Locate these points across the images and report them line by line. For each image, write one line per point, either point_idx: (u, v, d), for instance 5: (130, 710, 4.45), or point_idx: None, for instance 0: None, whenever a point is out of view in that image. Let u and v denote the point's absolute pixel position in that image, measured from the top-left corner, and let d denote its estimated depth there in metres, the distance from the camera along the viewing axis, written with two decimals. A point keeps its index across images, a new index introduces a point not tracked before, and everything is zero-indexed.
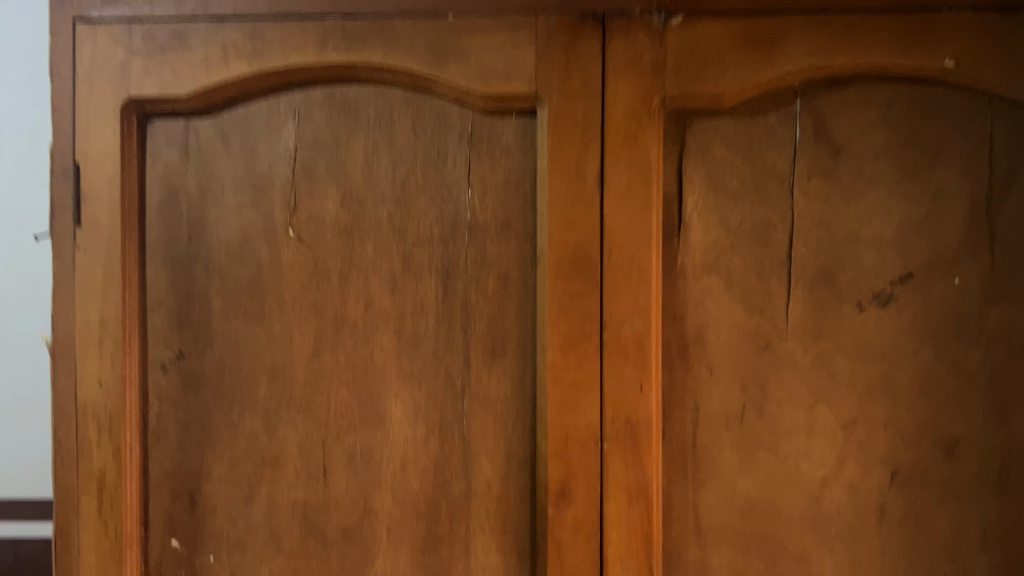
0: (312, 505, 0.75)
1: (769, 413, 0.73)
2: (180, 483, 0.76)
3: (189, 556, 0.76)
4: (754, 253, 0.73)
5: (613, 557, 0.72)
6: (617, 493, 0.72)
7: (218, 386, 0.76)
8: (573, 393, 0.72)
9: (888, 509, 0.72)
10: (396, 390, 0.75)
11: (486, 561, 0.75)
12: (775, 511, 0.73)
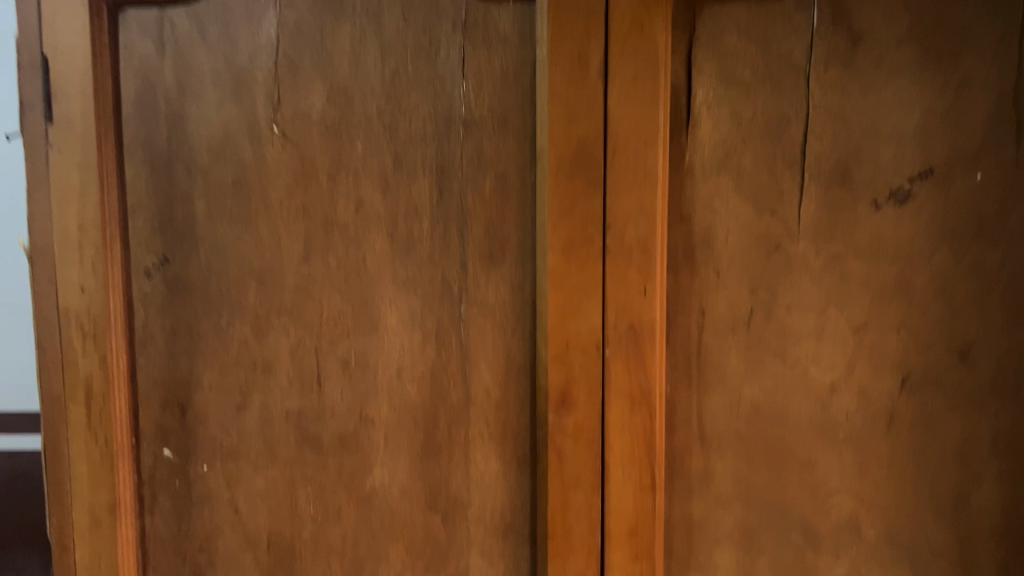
0: (306, 413, 0.73)
1: (778, 318, 0.70)
2: (171, 392, 0.74)
3: (182, 465, 0.74)
4: (766, 149, 0.69)
5: (615, 464, 0.70)
6: (619, 399, 0.70)
7: (204, 292, 0.73)
8: (574, 298, 0.69)
9: (898, 415, 0.70)
10: (391, 296, 0.72)
11: (486, 469, 0.73)
12: (782, 416, 0.71)
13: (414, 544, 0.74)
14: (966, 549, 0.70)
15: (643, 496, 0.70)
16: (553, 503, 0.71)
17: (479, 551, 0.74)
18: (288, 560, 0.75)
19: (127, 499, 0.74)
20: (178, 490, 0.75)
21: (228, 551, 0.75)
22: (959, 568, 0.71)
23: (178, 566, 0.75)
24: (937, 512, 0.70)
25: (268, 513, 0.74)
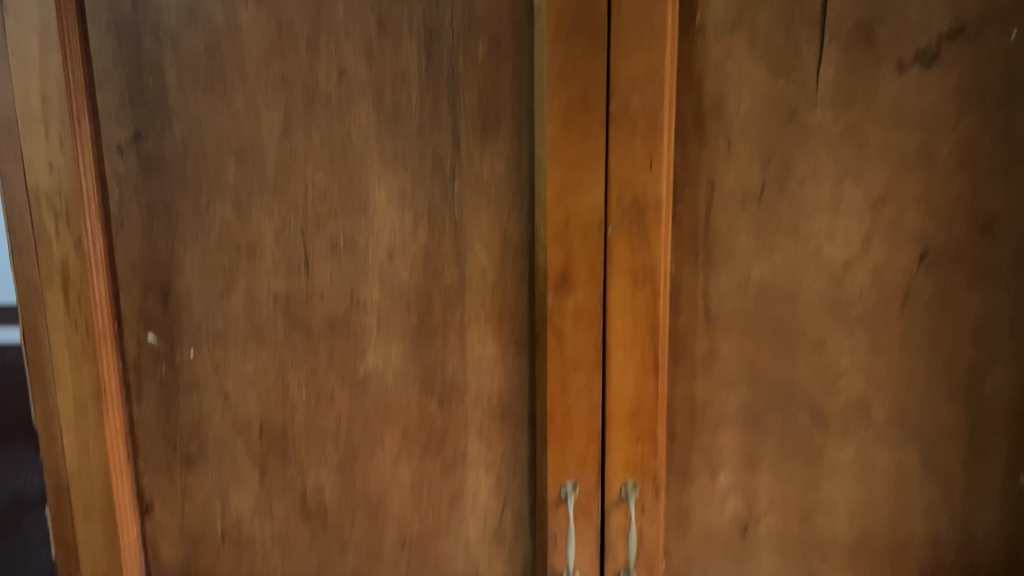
0: (294, 298, 0.70)
1: (791, 191, 0.66)
2: (151, 276, 0.71)
3: (167, 351, 0.72)
4: (785, 5, 0.63)
5: (617, 345, 0.68)
6: (622, 278, 0.67)
7: (181, 170, 0.68)
8: (575, 172, 0.65)
9: (914, 292, 0.67)
10: (380, 172, 0.68)
11: (483, 353, 0.71)
12: (793, 295, 0.68)
13: (410, 429, 0.72)
14: (977, 426, 0.69)
15: (646, 378, 0.68)
16: (552, 386, 0.69)
17: (477, 436, 0.72)
18: (282, 446, 0.73)
19: (112, 387, 0.72)
20: (164, 378, 0.72)
21: (219, 438, 0.73)
22: (968, 446, 0.70)
23: (169, 455, 0.74)
24: (949, 391, 0.69)
25: (259, 399, 0.72)
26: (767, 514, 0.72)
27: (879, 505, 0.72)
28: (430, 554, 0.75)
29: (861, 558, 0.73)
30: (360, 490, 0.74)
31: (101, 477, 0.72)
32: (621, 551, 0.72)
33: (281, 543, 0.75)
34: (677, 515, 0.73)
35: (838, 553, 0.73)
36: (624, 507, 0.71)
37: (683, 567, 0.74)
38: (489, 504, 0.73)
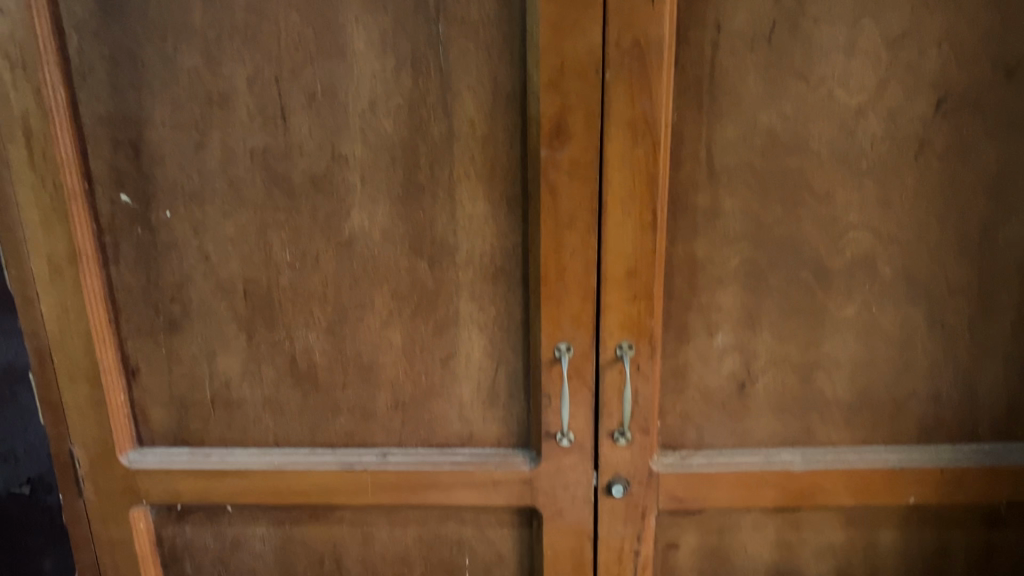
0: (272, 152, 0.66)
1: (804, 31, 0.61)
2: (120, 130, 0.66)
3: (143, 211, 0.68)
4: None
5: (614, 201, 0.65)
6: (620, 129, 0.63)
7: (142, 13, 0.63)
8: (571, 11, 0.60)
9: (929, 141, 0.64)
10: (357, 13, 0.62)
11: (474, 211, 0.67)
12: (800, 145, 0.64)
13: (400, 290, 0.70)
14: (987, 279, 0.68)
15: (644, 235, 0.66)
16: (546, 245, 0.66)
17: (469, 297, 0.70)
18: (268, 309, 0.71)
19: (87, 248, 0.69)
20: (141, 239, 0.69)
21: (202, 301, 0.71)
22: (977, 300, 0.68)
23: (152, 319, 0.72)
24: (960, 244, 0.67)
25: (241, 260, 0.69)
26: (766, 373, 0.71)
27: (881, 362, 0.70)
28: (423, 415, 0.74)
29: (860, 415, 0.72)
30: (351, 352, 0.72)
31: (82, 342, 0.71)
32: (615, 410, 0.71)
33: (272, 406, 0.74)
34: (673, 375, 0.71)
35: (836, 411, 0.72)
36: (620, 367, 0.70)
37: (678, 427, 0.73)
38: (483, 365, 0.72)
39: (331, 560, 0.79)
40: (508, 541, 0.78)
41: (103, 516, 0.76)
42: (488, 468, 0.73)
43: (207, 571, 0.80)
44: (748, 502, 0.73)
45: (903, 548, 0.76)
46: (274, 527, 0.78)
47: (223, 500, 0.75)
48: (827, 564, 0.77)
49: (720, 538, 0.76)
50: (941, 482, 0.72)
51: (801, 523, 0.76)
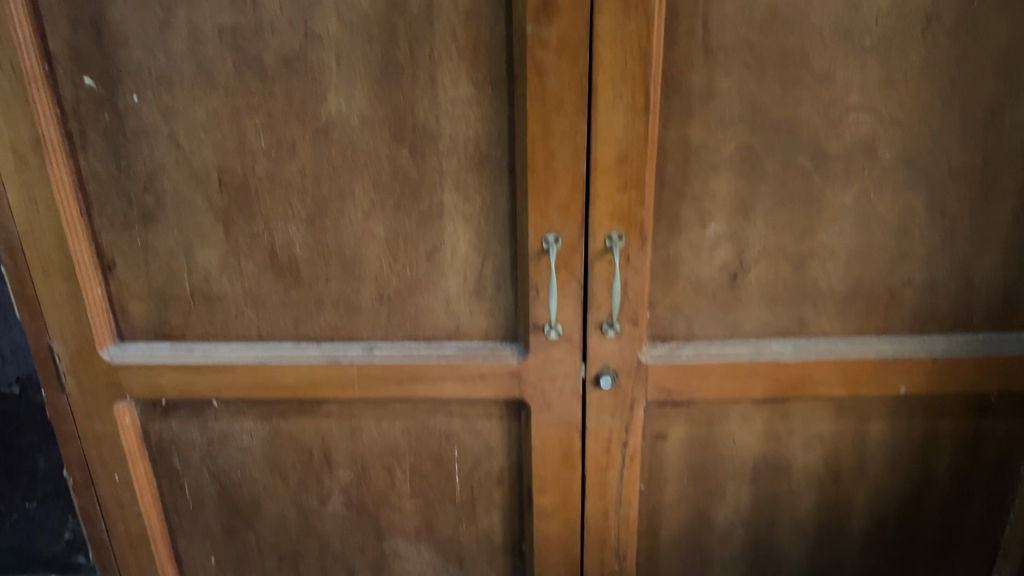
0: (242, 31, 0.62)
1: None
2: (79, 7, 0.62)
3: (108, 96, 0.65)
4: None
5: (605, 82, 0.62)
6: (612, 3, 0.59)
7: None
8: None
9: (937, 16, 0.61)
10: None
11: (457, 94, 0.64)
12: (801, 21, 0.61)
13: (381, 180, 0.67)
14: (989, 163, 0.66)
15: (635, 119, 0.63)
16: (533, 129, 0.63)
17: (453, 186, 0.67)
18: (244, 199, 0.68)
19: (52, 136, 0.66)
20: (109, 126, 0.66)
21: (176, 191, 0.68)
22: (978, 185, 0.67)
23: (125, 210, 0.69)
24: (964, 127, 0.65)
25: (214, 148, 0.66)
26: (759, 263, 0.69)
27: (876, 251, 0.69)
28: (409, 309, 0.72)
29: (853, 305, 0.71)
30: (333, 244, 0.70)
31: (54, 235, 0.68)
32: (604, 303, 0.69)
33: (253, 300, 0.72)
34: (664, 266, 0.70)
35: (829, 301, 0.71)
36: (609, 258, 0.68)
37: (668, 319, 0.72)
38: (468, 257, 0.70)
39: (320, 453, 0.79)
40: (497, 434, 0.77)
41: (88, 411, 0.75)
42: (475, 361, 0.72)
43: (196, 466, 0.80)
44: (737, 393, 0.73)
45: (891, 436, 0.77)
46: (261, 422, 0.78)
47: (208, 395, 0.75)
48: (815, 453, 0.78)
49: (709, 429, 0.76)
50: (932, 373, 0.72)
51: (790, 414, 0.76)
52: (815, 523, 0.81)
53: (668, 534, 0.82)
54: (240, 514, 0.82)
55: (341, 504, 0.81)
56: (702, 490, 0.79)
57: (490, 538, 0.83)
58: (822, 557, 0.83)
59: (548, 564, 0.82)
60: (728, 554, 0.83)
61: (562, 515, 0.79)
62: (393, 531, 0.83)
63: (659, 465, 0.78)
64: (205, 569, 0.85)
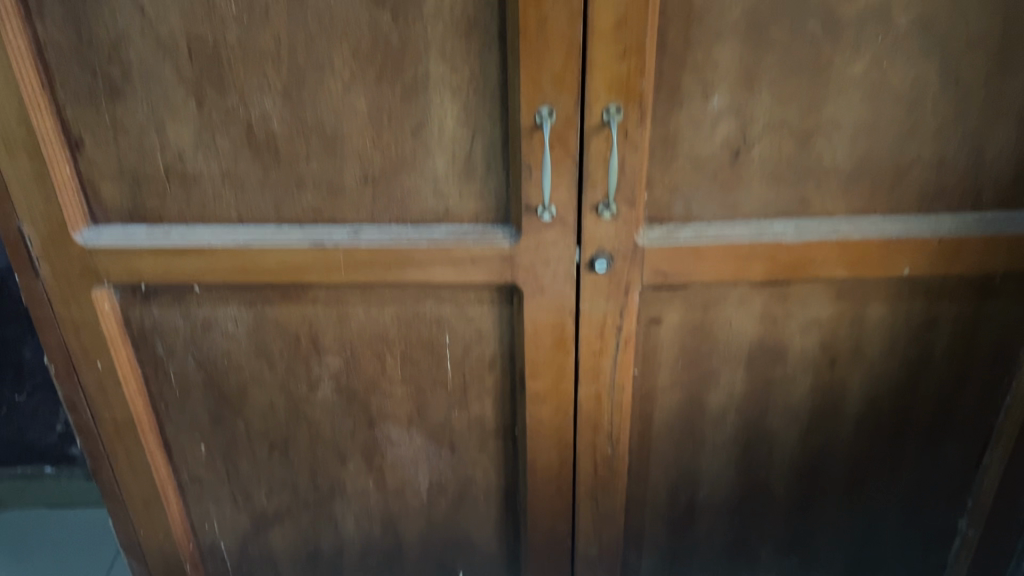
0: None
1: None
2: None
3: None
4: None
5: None
6: None
7: None
8: None
9: None
10: None
11: None
12: None
13: (362, 49, 0.63)
14: (1009, 29, 0.62)
15: None
16: None
17: (439, 56, 0.63)
18: (216, 70, 0.64)
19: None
20: None
21: (143, 61, 0.64)
22: (995, 53, 0.63)
23: (89, 82, 0.65)
24: None
25: (182, 14, 0.62)
26: (763, 139, 0.66)
27: (884, 124, 0.66)
28: (395, 190, 0.69)
29: (858, 183, 0.69)
30: (312, 120, 0.66)
31: (15, 109, 0.64)
32: (600, 182, 0.66)
33: (231, 181, 0.69)
34: (663, 142, 0.66)
35: (833, 179, 0.68)
36: (606, 134, 0.64)
37: (666, 199, 0.69)
38: (457, 134, 0.66)
39: (307, 340, 0.77)
40: (489, 320, 0.75)
41: (64, 297, 0.73)
42: (465, 244, 0.70)
43: (181, 353, 0.78)
44: (736, 276, 0.71)
45: (891, 319, 0.75)
46: (245, 308, 0.75)
47: (189, 280, 0.72)
48: (813, 337, 0.76)
49: (705, 313, 0.75)
50: (937, 253, 0.70)
51: (790, 297, 0.74)
52: (810, 407, 0.81)
53: (661, 419, 0.81)
54: (227, 401, 0.81)
55: (331, 391, 0.80)
56: (696, 374, 0.78)
57: (481, 424, 0.82)
58: (815, 442, 0.83)
59: (541, 449, 0.81)
60: (721, 438, 0.82)
61: (555, 400, 0.78)
62: (383, 418, 0.82)
63: (654, 350, 0.77)
64: (195, 457, 0.85)
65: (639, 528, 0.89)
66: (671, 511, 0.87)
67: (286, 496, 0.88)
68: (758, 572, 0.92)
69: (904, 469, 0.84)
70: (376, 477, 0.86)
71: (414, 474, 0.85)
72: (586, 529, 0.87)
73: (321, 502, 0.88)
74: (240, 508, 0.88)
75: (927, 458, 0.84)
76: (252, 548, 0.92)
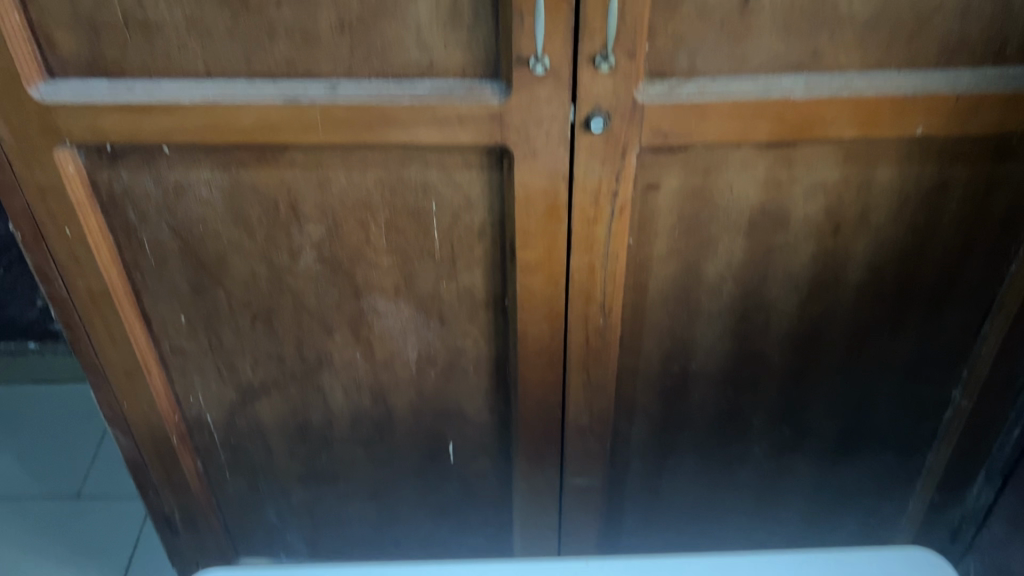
0: None
1: None
2: None
3: None
4: None
5: None
6: None
7: None
8: None
9: None
10: None
11: None
12: None
13: None
14: None
15: None
16: None
17: None
18: None
19: None
20: None
21: None
22: None
23: None
24: None
25: None
26: None
27: None
28: (374, 41, 0.64)
29: (875, 34, 0.64)
30: None
31: None
32: (598, 32, 0.61)
33: (197, 30, 0.63)
34: None
35: (849, 30, 0.63)
36: None
37: (668, 52, 0.64)
38: None
39: (286, 206, 0.73)
40: (477, 186, 0.72)
41: (25, 158, 0.68)
42: (451, 102, 0.65)
43: (154, 220, 0.74)
44: (740, 136, 0.67)
45: (898, 184, 0.72)
46: (219, 172, 0.71)
47: (158, 139, 0.68)
48: (817, 203, 0.73)
49: (706, 178, 0.71)
50: (953, 110, 0.67)
51: (795, 160, 0.70)
52: (809, 277, 0.78)
53: (656, 290, 0.79)
54: (206, 271, 0.78)
55: (314, 260, 0.77)
56: (694, 243, 0.75)
57: (471, 295, 0.79)
58: (813, 312, 0.81)
59: (531, 321, 0.79)
60: (717, 309, 0.80)
61: (546, 269, 0.75)
62: (370, 288, 0.79)
63: (650, 217, 0.73)
64: (176, 329, 0.82)
65: (630, 399, 0.88)
66: (663, 382, 0.86)
67: (272, 368, 0.86)
68: (749, 443, 0.92)
69: (901, 338, 0.83)
70: (363, 349, 0.84)
71: (402, 346, 0.83)
72: (577, 401, 0.86)
73: (308, 374, 0.86)
74: (225, 381, 0.87)
75: (925, 327, 0.82)
76: (240, 420, 0.90)
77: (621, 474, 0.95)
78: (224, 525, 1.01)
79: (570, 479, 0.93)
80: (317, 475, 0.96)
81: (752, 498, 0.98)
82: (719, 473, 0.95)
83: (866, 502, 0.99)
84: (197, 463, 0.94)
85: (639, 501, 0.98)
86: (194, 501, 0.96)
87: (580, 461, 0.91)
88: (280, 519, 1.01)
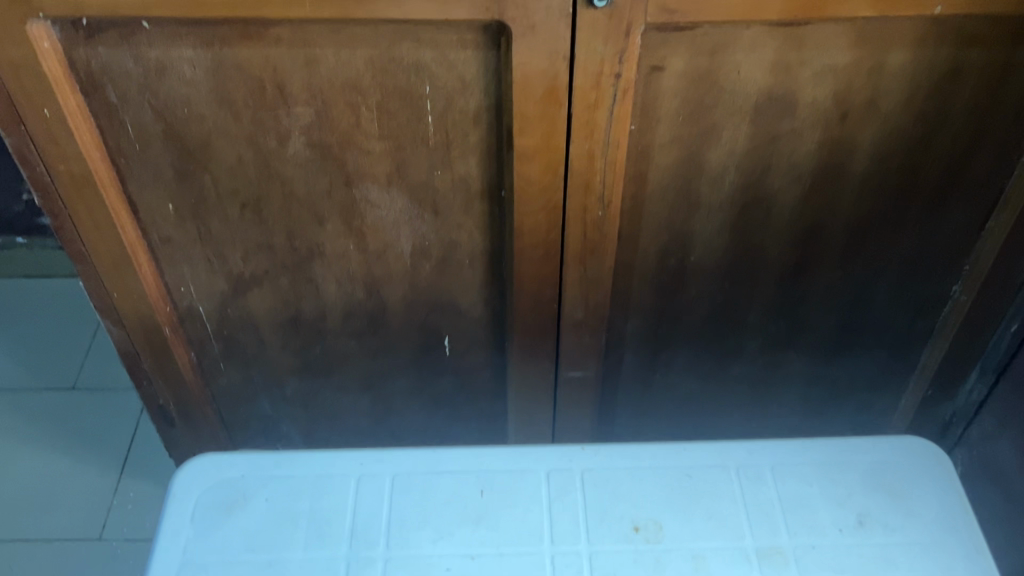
0: None
1: None
2: None
3: None
4: None
5: None
6: None
7: None
8: None
9: None
10: None
11: None
12: None
13: None
14: None
15: None
16: None
17: None
18: None
19: None
20: None
21: None
22: None
23: None
24: None
25: None
26: None
27: None
28: None
29: None
30: None
31: None
32: None
33: None
34: None
35: None
36: None
37: None
38: None
39: (273, 88, 0.70)
40: (473, 66, 0.68)
41: None
42: None
43: (135, 101, 0.71)
44: (749, 12, 0.64)
45: (911, 67, 0.69)
46: (201, 49, 0.68)
47: (137, 11, 0.64)
48: (826, 87, 0.70)
49: (712, 60, 0.68)
50: None
51: (806, 41, 0.67)
52: (814, 167, 0.76)
53: (656, 180, 0.76)
54: (191, 155, 0.75)
55: (303, 146, 0.74)
56: (697, 130, 0.73)
57: (466, 184, 0.77)
58: (815, 204, 0.79)
59: (528, 211, 0.77)
60: (718, 200, 0.78)
61: (544, 157, 0.73)
62: (361, 176, 0.77)
63: (653, 102, 0.71)
64: (163, 216, 0.80)
65: (627, 293, 0.86)
66: (660, 275, 0.85)
67: (262, 258, 0.84)
68: (744, 337, 0.92)
69: (903, 231, 0.81)
70: (356, 240, 0.82)
71: (395, 237, 0.82)
72: (573, 294, 0.85)
73: (299, 265, 0.85)
74: (215, 271, 0.85)
75: (928, 220, 0.80)
76: (231, 311, 0.89)
77: (616, 368, 0.95)
78: (219, 416, 1.01)
79: (565, 372, 0.93)
80: (310, 367, 0.96)
81: (745, 392, 0.98)
82: (713, 368, 0.95)
83: (858, 397, 0.99)
84: (190, 355, 0.93)
85: (633, 395, 0.98)
86: (188, 392, 0.96)
87: (574, 354, 0.91)
88: (274, 410, 1.01)
